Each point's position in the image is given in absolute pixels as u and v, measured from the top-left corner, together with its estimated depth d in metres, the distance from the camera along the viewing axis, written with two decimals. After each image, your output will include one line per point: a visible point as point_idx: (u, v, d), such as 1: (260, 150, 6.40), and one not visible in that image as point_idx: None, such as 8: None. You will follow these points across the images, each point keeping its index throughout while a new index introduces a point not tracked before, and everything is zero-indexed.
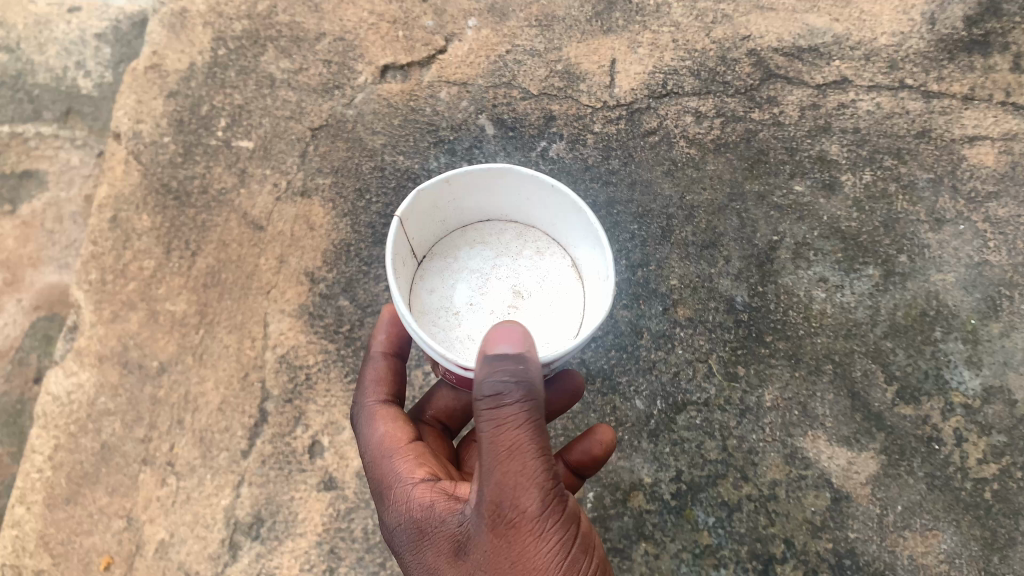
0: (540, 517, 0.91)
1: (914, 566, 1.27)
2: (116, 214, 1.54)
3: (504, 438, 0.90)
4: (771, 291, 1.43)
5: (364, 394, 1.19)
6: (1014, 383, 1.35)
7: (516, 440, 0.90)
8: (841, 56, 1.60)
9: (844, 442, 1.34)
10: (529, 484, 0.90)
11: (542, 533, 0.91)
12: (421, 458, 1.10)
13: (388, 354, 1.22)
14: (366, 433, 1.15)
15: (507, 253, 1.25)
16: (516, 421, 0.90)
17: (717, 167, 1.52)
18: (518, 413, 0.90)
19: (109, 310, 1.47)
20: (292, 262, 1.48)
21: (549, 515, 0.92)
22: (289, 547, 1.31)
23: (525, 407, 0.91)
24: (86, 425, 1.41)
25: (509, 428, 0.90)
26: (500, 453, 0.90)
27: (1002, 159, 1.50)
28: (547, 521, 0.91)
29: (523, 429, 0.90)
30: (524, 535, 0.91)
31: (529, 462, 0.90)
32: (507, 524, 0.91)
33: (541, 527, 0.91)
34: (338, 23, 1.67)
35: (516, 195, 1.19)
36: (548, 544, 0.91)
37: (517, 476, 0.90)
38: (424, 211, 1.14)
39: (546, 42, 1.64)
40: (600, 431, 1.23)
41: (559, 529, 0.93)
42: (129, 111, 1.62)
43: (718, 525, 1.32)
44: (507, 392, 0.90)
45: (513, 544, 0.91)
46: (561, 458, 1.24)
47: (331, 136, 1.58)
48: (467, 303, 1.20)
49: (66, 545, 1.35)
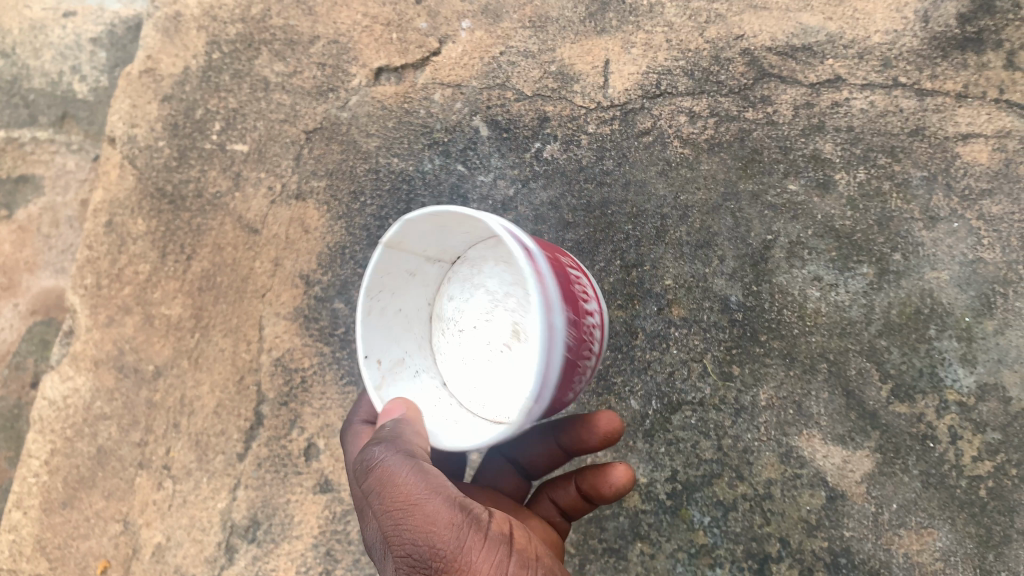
0: (459, 549, 0.87)
1: (909, 564, 1.28)
2: (111, 219, 1.55)
3: (392, 497, 0.91)
4: (765, 291, 1.43)
5: (353, 411, 1.21)
6: (1009, 380, 1.34)
7: (407, 494, 0.91)
8: (835, 55, 1.60)
9: (838, 441, 1.34)
10: (435, 527, 0.88)
11: (470, 564, 0.86)
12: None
13: None
14: (350, 450, 1.14)
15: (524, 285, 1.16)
16: (401, 480, 0.92)
17: (711, 167, 1.52)
18: (398, 474, 0.92)
19: (105, 315, 1.48)
20: (287, 265, 1.48)
21: (470, 544, 0.87)
22: (285, 550, 1.32)
23: (399, 459, 0.94)
24: (83, 429, 1.41)
25: (390, 489, 0.92)
26: (396, 514, 0.90)
27: (997, 156, 1.49)
28: (470, 550, 0.87)
29: (408, 480, 0.91)
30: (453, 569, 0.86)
31: (426, 505, 0.89)
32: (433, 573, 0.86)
33: (465, 560, 0.86)
34: (331, 26, 1.67)
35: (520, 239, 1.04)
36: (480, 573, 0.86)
37: (421, 524, 0.89)
38: (428, 233, 1.11)
39: (540, 43, 1.64)
40: (615, 470, 1.20)
41: (486, 553, 0.87)
42: (124, 116, 1.62)
43: (713, 525, 1.32)
44: (379, 458, 0.95)
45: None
46: (574, 484, 1.25)
47: (325, 138, 1.58)
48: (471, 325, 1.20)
49: (63, 549, 1.36)
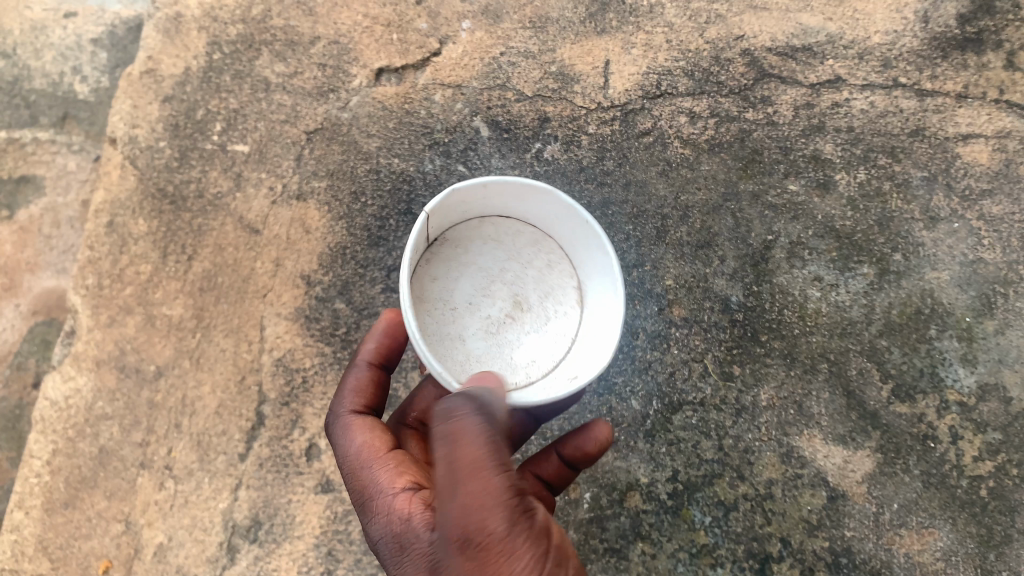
0: (506, 536, 0.91)
1: (910, 564, 1.28)
2: (113, 219, 1.54)
3: (461, 457, 0.93)
4: (766, 291, 1.43)
5: (342, 401, 1.21)
6: (1010, 380, 1.36)
7: (478, 458, 0.93)
8: (835, 55, 1.60)
9: (839, 441, 1.34)
10: (494, 503, 0.91)
11: (513, 551, 0.91)
12: (398, 461, 1.11)
13: (373, 364, 1.24)
14: (343, 443, 1.15)
15: (518, 258, 1.26)
16: (475, 446, 0.94)
17: (711, 167, 1.53)
18: (478, 441, 0.94)
19: (105, 315, 1.47)
20: (288, 266, 1.48)
21: (518, 532, 0.92)
22: (287, 550, 1.32)
23: (478, 424, 0.95)
24: (85, 430, 1.41)
25: (462, 449, 0.94)
26: (460, 475, 0.93)
27: (996, 157, 1.51)
28: (517, 538, 0.92)
29: (483, 450, 0.94)
30: (493, 555, 0.90)
31: (492, 481, 0.92)
32: (478, 544, 0.90)
33: (510, 545, 0.91)
34: (332, 27, 1.67)
35: (550, 216, 1.20)
36: (519, 562, 0.91)
37: (478, 499, 0.91)
38: (450, 206, 1.15)
39: (541, 44, 1.64)
40: (597, 428, 1.23)
41: (529, 545, 0.92)
42: (124, 116, 1.61)
43: (715, 525, 1.32)
44: (462, 411, 0.96)
45: (483, 562, 0.90)
46: (555, 451, 1.26)
47: (326, 139, 1.58)
48: (466, 301, 1.24)
49: (65, 549, 1.36)
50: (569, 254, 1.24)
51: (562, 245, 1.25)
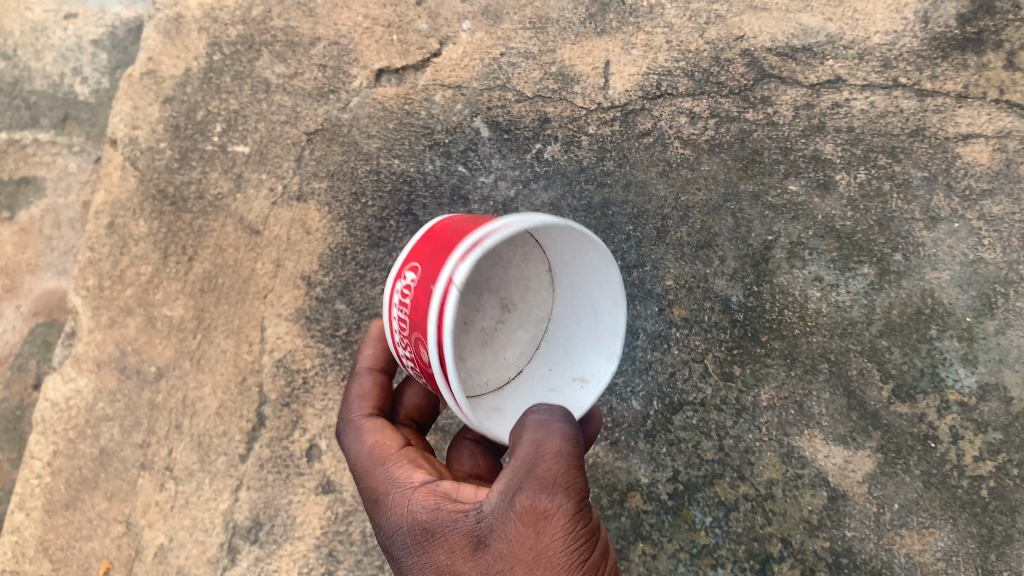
0: (570, 517, 0.93)
1: (911, 565, 1.28)
2: (113, 220, 1.54)
3: (545, 442, 0.97)
4: (766, 291, 1.43)
5: (350, 408, 1.19)
6: (1010, 380, 1.36)
7: (561, 448, 0.97)
8: (835, 55, 1.60)
9: (840, 441, 1.34)
10: (565, 489, 0.94)
11: (569, 534, 0.93)
12: (411, 458, 1.11)
13: (375, 369, 1.23)
14: (353, 446, 1.15)
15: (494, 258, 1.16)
16: (556, 437, 0.97)
17: (711, 167, 1.53)
18: (562, 434, 0.98)
19: (106, 316, 1.47)
20: (289, 266, 1.48)
21: (578, 520, 0.94)
22: (288, 550, 1.33)
23: (568, 424, 1.00)
24: (85, 431, 1.41)
25: (549, 436, 0.97)
26: (539, 457, 0.96)
27: (997, 157, 1.51)
28: (575, 525, 0.94)
29: (564, 440, 0.98)
30: (552, 530, 0.93)
31: (567, 471, 0.96)
32: (538, 519, 0.93)
33: (568, 528, 0.93)
34: (332, 27, 1.67)
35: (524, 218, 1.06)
36: (573, 545, 0.93)
37: (551, 479, 0.95)
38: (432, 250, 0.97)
39: (540, 45, 1.64)
40: (591, 424, 1.23)
41: (584, 534, 0.95)
42: (125, 117, 1.61)
43: (716, 525, 1.32)
44: (555, 412, 1.01)
45: (541, 536, 0.93)
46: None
47: (326, 140, 1.58)
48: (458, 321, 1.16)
49: (66, 550, 1.36)
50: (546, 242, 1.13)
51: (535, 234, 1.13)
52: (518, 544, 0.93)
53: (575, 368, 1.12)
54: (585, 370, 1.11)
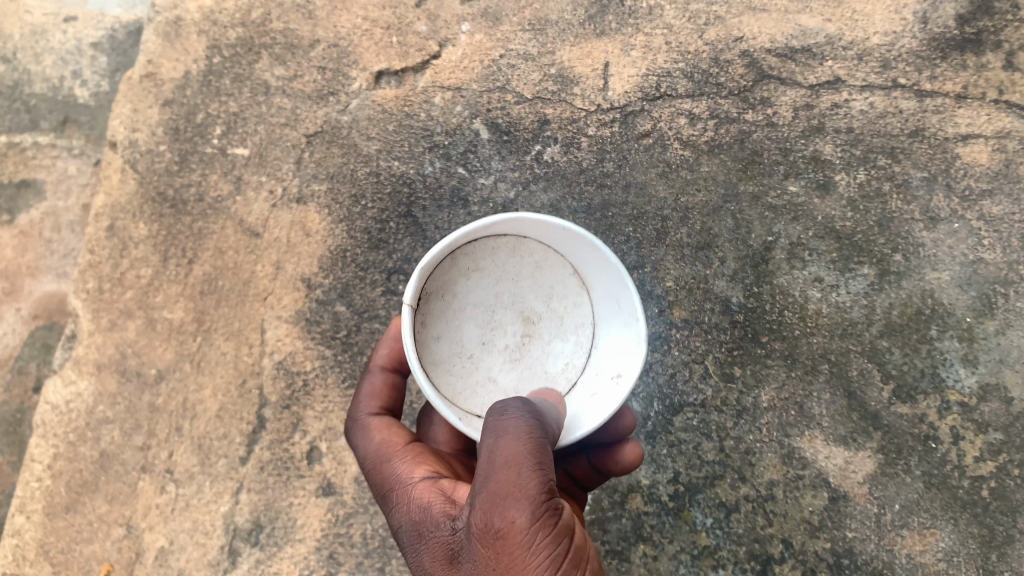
0: (527, 527, 0.85)
1: (912, 565, 1.28)
2: (113, 222, 1.53)
3: (501, 447, 0.91)
4: (767, 292, 1.43)
5: (359, 406, 1.23)
6: (1010, 380, 1.36)
7: (515, 452, 0.89)
8: (834, 56, 1.60)
9: (841, 442, 1.34)
10: (519, 496, 0.86)
11: (531, 545, 0.85)
12: (415, 457, 1.12)
13: (387, 368, 1.26)
14: (362, 443, 1.17)
15: (507, 276, 1.18)
16: (513, 435, 0.91)
17: (711, 169, 1.53)
18: (519, 434, 0.91)
19: (107, 319, 1.47)
20: (289, 269, 1.48)
21: (537, 528, 0.86)
22: (289, 553, 1.32)
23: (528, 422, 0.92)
24: (85, 434, 1.40)
25: (504, 439, 0.91)
26: (493, 463, 0.90)
27: (996, 157, 1.51)
28: (537, 534, 0.86)
29: (522, 444, 0.90)
30: (512, 547, 0.85)
31: (520, 474, 0.88)
32: (496, 535, 0.86)
33: (529, 539, 0.85)
34: (332, 30, 1.68)
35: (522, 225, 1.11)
36: (537, 557, 0.85)
37: (505, 485, 0.87)
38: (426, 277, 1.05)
39: (540, 46, 1.65)
40: (628, 448, 1.23)
41: (548, 543, 0.86)
42: (125, 120, 1.61)
43: (717, 526, 1.32)
44: (513, 413, 0.95)
45: (501, 554, 0.86)
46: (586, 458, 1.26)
47: (326, 142, 1.58)
48: (478, 344, 1.16)
49: (67, 553, 1.35)
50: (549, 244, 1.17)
51: (538, 238, 1.16)
52: (482, 562, 0.88)
53: (612, 367, 1.11)
54: (619, 366, 1.10)
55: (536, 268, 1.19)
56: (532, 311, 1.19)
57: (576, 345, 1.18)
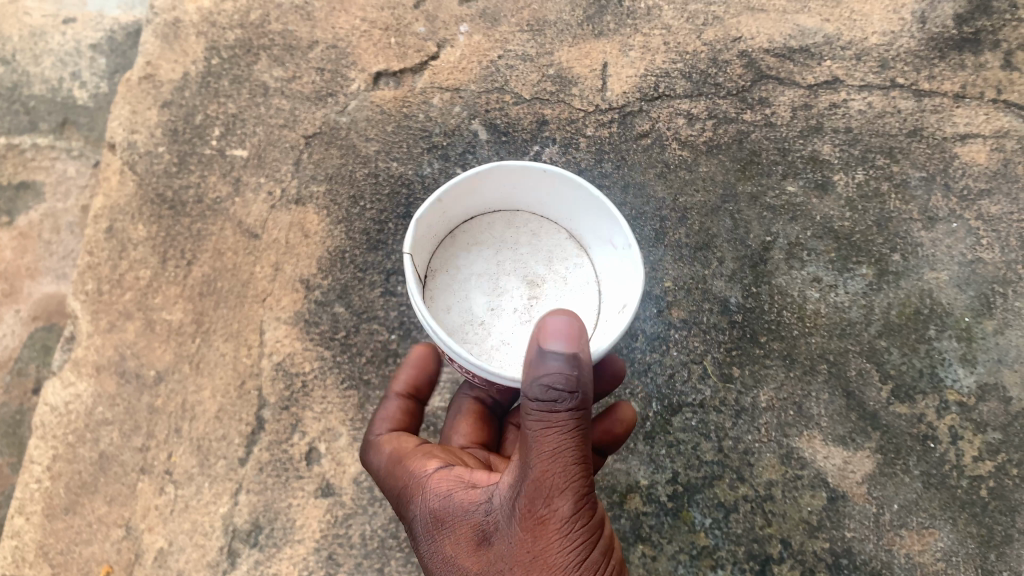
0: (568, 519, 0.92)
1: (911, 565, 1.28)
2: (111, 224, 1.53)
3: (548, 440, 0.91)
4: (765, 292, 1.44)
5: (374, 429, 1.25)
6: (1009, 380, 1.36)
7: (562, 446, 0.91)
8: (832, 56, 1.60)
9: (839, 442, 1.34)
10: (563, 490, 0.91)
11: (568, 534, 0.92)
12: (423, 457, 1.13)
13: (401, 394, 1.28)
14: (375, 462, 1.19)
15: (506, 246, 1.28)
16: (560, 426, 0.91)
17: (709, 169, 1.53)
18: (567, 427, 0.91)
19: (106, 320, 1.47)
20: (287, 270, 1.48)
21: (577, 519, 0.93)
22: (287, 554, 1.32)
23: (576, 414, 0.91)
24: (85, 435, 1.40)
25: (552, 433, 0.91)
26: (541, 455, 0.91)
27: (994, 157, 1.51)
28: (574, 525, 0.92)
29: (570, 438, 0.91)
30: (549, 532, 0.92)
31: (566, 471, 0.91)
32: (536, 522, 0.92)
33: (567, 528, 0.92)
34: (330, 31, 1.68)
35: (507, 194, 1.23)
36: (572, 545, 0.92)
37: (549, 479, 0.91)
38: (423, 238, 1.16)
39: (538, 47, 1.65)
40: (622, 409, 1.25)
41: (583, 531, 0.93)
42: (124, 121, 1.61)
43: (716, 526, 1.32)
44: (560, 398, 0.91)
45: (538, 541, 0.92)
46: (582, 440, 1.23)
47: (325, 143, 1.58)
48: (489, 311, 1.24)
49: (66, 554, 1.35)
50: (542, 211, 1.27)
51: (530, 208, 1.27)
52: (518, 547, 0.93)
53: (623, 301, 1.11)
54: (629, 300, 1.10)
55: (533, 237, 1.29)
56: (536, 274, 1.27)
57: (582, 300, 1.23)
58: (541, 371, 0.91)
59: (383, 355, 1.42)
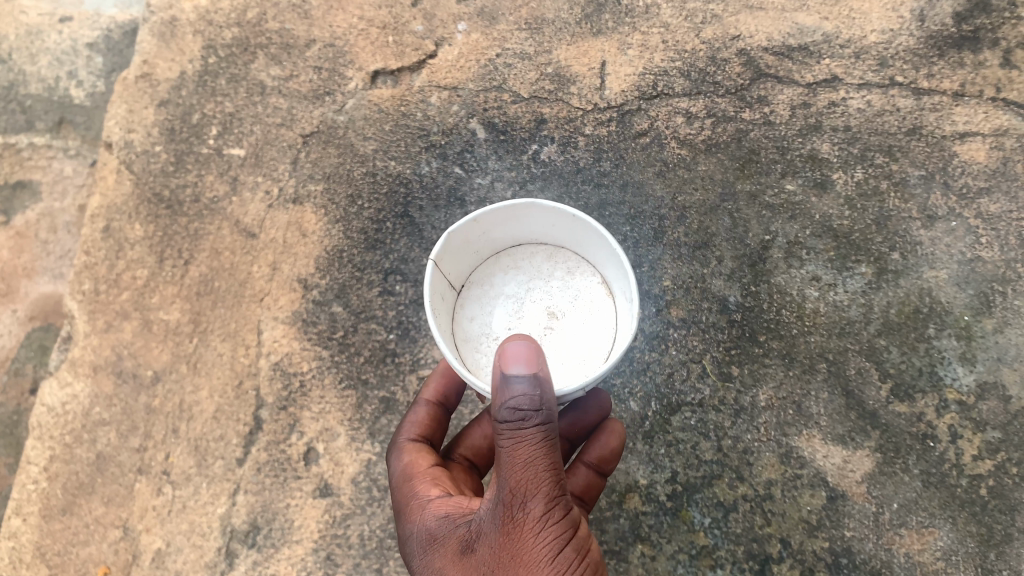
0: (541, 521, 0.93)
1: (911, 564, 1.27)
2: (108, 223, 1.53)
3: (517, 453, 0.92)
4: (764, 291, 1.43)
5: (400, 432, 1.26)
6: (1008, 379, 1.36)
7: (530, 456, 0.92)
8: (831, 54, 1.60)
9: (839, 441, 1.34)
10: (535, 495, 0.92)
11: (542, 534, 0.93)
12: (428, 481, 1.15)
13: (433, 402, 1.27)
14: (394, 464, 1.21)
15: (540, 276, 1.25)
16: (527, 438, 0.92)
17: (708, 168, 1.53)
18: (535, 439, 0.92)
19: (103, 320, 1.46)
20: (285, 269, 1.48)
21: (549, 522, 0.93)
22: (285, 555, 1.32)
23: (542, 427, 0.92)
24: (82, 435, 1.40)
25: (520, 445, 0.92)
26: (512, 467, 0.93)
27: (994, 155, 1.50)
28: (548, 526, 0.93)
29: (537, 447, 0.92)
30: (524, 536, 0.93)
31: (536, 478, 0.92)
32: (512, 528, 0.93)
33: (540, 530, 0.93)
34: (327, 30, 1.67)
35: (549, 228, 1.21)
36: (548, 546, 0.92)
37: (520, 487, 0.92)
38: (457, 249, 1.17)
39: (536, 45, 1.64)
40: (613, 424, 1.27)
41: (558, 533, 0.93)
42: (120, 120, 1.61)
43: (715, 525, 1.31)
44: (526, 413, 0.92)
45: (515, 544, 0.93)
46: (585, 462, 1.24)
47: (322, 142, 1.58)
48: (506, 330, 1.22)
49: (62, 556, 1.34)
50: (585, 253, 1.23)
51: (575, 248, 1.24)
52: (497, 552, 0.94)
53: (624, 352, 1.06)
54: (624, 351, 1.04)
55: (568, 275, 1.25)
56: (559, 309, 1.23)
57: (592, 345, 1.19)
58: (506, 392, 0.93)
59: (381, 355, 1.41)
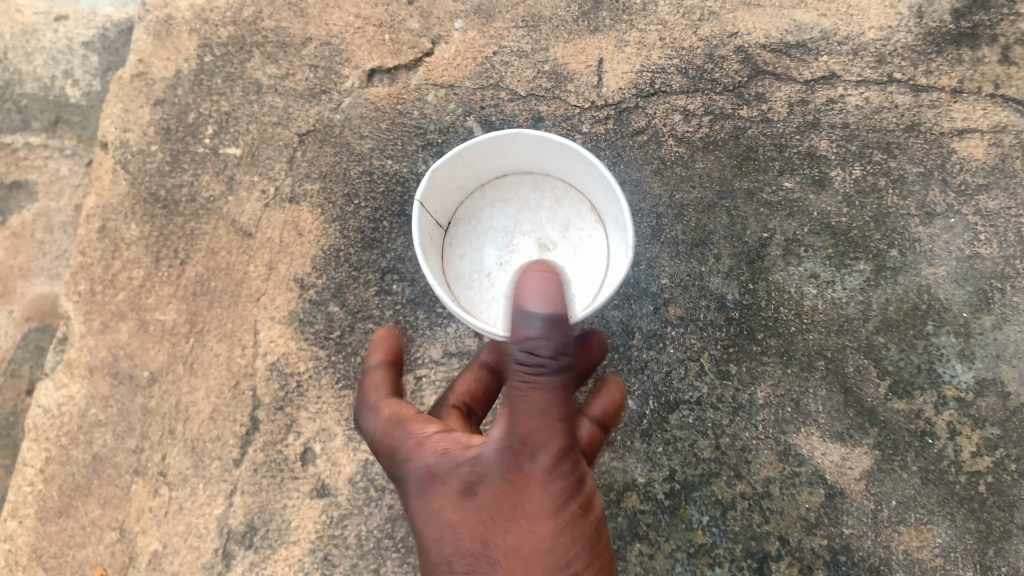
0: (553, 460, 0.95)
1: (909, 562, 1.27)
2: (104, 224, 1.52)
3: (535, 392, 0.94)
4: (762, 289, 1.43)
5: (367, 395, 1.26)
6: (1007, 375, 1.36)
7: (549, 397, 0.94)
8: (829, 51, 1.59)
9: (837, 438, 1.34)
10: (548, 436, 0.95)
11: (550, 474, 0.95)
12: (424, 421, 1.13)
13: (385, 364, 1.31)
14: (370, 422, 1.19)
15: (528, 208, 1.34)
16: (546, 378, 0.94)
17: (706, 165, 1.52)
18: (555, 379, 0.94)
19: (99, 321, 1.45)
20: (281, 269, 1.47)
21: (559, 465, 0.96)
22: (282, 555, 1.32)
23: (562, 369, 0.95)
24: (78, 437, 1.39)
25: (539, 386, 0.94)
26: (529, 408, 0.95)
27: (992, 151, 1.50)
28: (556, 468, 0.95)
29: (557, 389, 0.94)
30: (534, 474, 0.95)
31: (551, 420, 0.95)
32: (523, 465, 0.95)
33: (550, 470, 0.95)
34: (323, 28, 1.66)
35: (534, 157, 1.27)
36: (554, 486, 0.95)
37: (536, 427, 0.95)
38: (443, 185, 1.24)
39: (533, 43, 1.63)
40: (613, 380, 1.25)
41: (566, 476, 0.96)
42: (116, 120, 1.59)
43: (713, 524, 1.31)
44: (547, 355, 0.93)
45: (524, 481, 0.95)
46: (589, 417, 1.15)
47: (319, 140, 1.57)
48: (497, 264, 1.32)
49: (59, 557, 1.34)
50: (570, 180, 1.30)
51: (561, 177, 1.31)
52: (503, 488, 0.96)
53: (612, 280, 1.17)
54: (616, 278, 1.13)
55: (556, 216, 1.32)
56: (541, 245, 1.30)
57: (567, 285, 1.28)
58: (527, 330, 0.94)
59: None
